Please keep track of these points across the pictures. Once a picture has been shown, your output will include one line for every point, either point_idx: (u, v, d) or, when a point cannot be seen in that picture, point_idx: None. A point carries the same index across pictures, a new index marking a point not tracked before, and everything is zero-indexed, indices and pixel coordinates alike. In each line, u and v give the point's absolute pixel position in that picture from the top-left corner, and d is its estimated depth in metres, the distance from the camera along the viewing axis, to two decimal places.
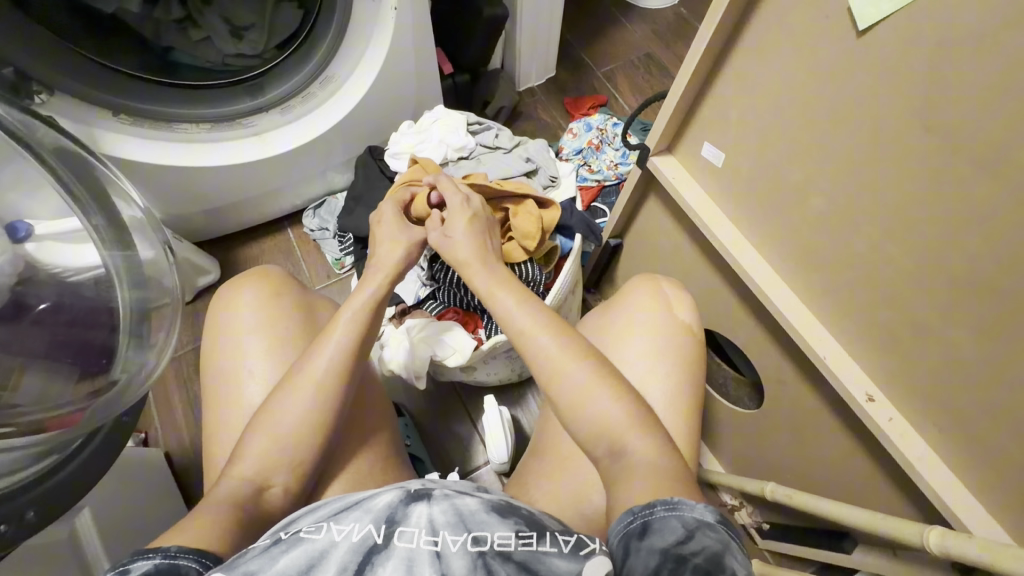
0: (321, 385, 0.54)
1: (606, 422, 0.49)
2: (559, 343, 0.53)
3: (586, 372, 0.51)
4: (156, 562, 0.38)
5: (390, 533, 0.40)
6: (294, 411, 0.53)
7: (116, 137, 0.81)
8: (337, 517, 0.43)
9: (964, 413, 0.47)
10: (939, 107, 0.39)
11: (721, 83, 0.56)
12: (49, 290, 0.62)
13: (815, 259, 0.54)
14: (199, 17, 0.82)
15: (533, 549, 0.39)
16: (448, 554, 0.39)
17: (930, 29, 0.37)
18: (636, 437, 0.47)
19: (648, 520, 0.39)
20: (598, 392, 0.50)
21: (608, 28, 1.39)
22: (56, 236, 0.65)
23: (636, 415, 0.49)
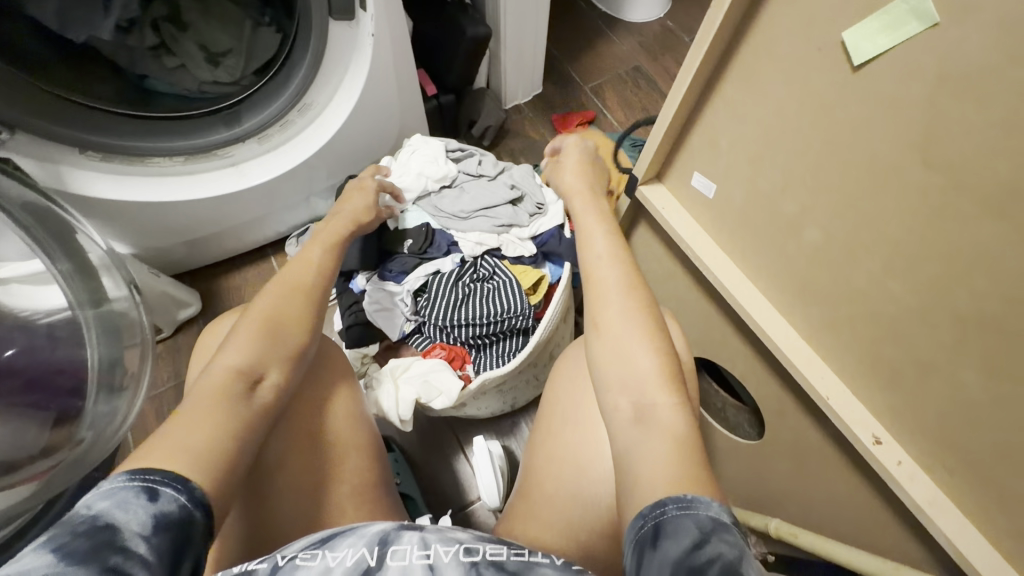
0: (268, 324, 0.50)
1: (632, 364, 0.46)
2: (603, 272, 0.52)
3: (619, 303, 0.50)
4: (181, 501, 0.35)
5: (383, 554, 0.38)
6: (272, 337, 0.50)
7: (85, 172, 0.79)
8: (330, 542, 0.40)
9: (977, 459, 0.44)
10: (942, 145, 0.36)
11: (710, 111, 0.53)
12: (19, 336, 0.61)
13: (814, 294, 0.52)
14: (174, 44, 0.81)
15: (525, 559, 0.38)
16: (441, 566, 0.37)
17: (935, 64, 0.35)
18: (659, 392, 0.44)
19: (660, 522, 0.34)
20: (624, 326, 0.48)
21: (595, 41, 1.38)
22: (25, 278, 0.62)
23: (667, 368, 0.46)
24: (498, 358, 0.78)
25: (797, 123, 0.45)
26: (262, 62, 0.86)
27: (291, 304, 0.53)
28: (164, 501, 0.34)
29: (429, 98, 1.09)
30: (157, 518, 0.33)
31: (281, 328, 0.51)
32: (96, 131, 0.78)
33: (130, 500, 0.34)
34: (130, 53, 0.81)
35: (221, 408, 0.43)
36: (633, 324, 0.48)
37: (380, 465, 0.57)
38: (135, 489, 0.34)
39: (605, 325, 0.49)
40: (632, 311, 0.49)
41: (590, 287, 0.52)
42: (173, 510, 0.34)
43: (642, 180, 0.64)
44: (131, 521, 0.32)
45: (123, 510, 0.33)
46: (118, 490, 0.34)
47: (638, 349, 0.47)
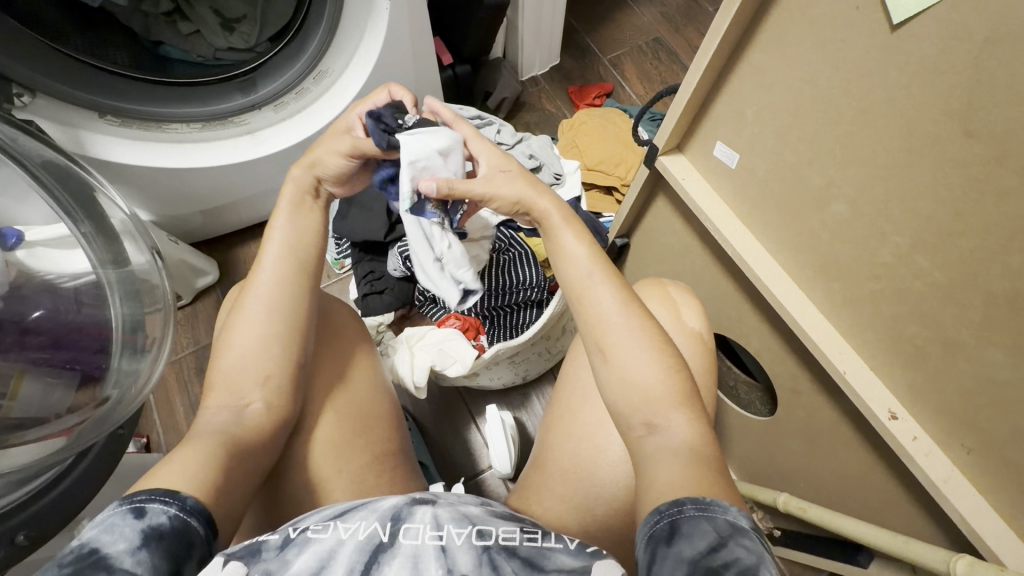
0: (274, 332, 0.51)
1: (643, 384, 0.46)
2: (598, 294, 0.50)
3: (621, 325, 0.48)
4: (172, 512, 0.38)
5: (396, 531, 0.39)
6: (256, 358, 0.51)
7: (103, 138, 0.78)
8: (343, 516, 0.42)
9: (998, 439, 0.44)
10: (984, 114, 0.35)
11: (736, 77, 0.52)
12: (45, 299, 0.61)
13: (834, 265, 0.51)
14: (188, 9, 0.81)
15: (538, 545, 0.39)
16: (453, 548, 0.38)
17: (981, 23, 0.33)
18: (672, 410, 0.44)
19: (676, 521, 0.35)
20: (631, 350, 0.47)
21: (615, 10, 1.34)
22: (50, 241, 0.64)
23: (677, 382, 0.46)
24: (511, 330, 0.79)
25: (830, 89, 0.44)
26: (277, 27, 0.86)
27: (290, 304, 0.53)
28: (152, 517, 0.36)
29: (445, 68, 1.08)
30: (145, 533, 0.35)
31: (264, 344, 0.51)
32: (114, 96, 0.79)
33: (117, 522, 0.36)
34: (146, 20, 0.81)
35: (219, 441, 0.45)
36: (636, 343, 0.47)
37: (398, 438, 0.59)
38: (122, 512, 0.36)
39: (611, 350, 0.48)
40: (636, 331, 0.48)
41: (586, 310, 0.50)
42: (163, 523, 0.36)
43: (662, 150, 0.62)
44: (117, 541, 0.34)
45: (109, 533, 0.35)
46: (107, 516, 0.36)
47: (642, 367, 0.46)
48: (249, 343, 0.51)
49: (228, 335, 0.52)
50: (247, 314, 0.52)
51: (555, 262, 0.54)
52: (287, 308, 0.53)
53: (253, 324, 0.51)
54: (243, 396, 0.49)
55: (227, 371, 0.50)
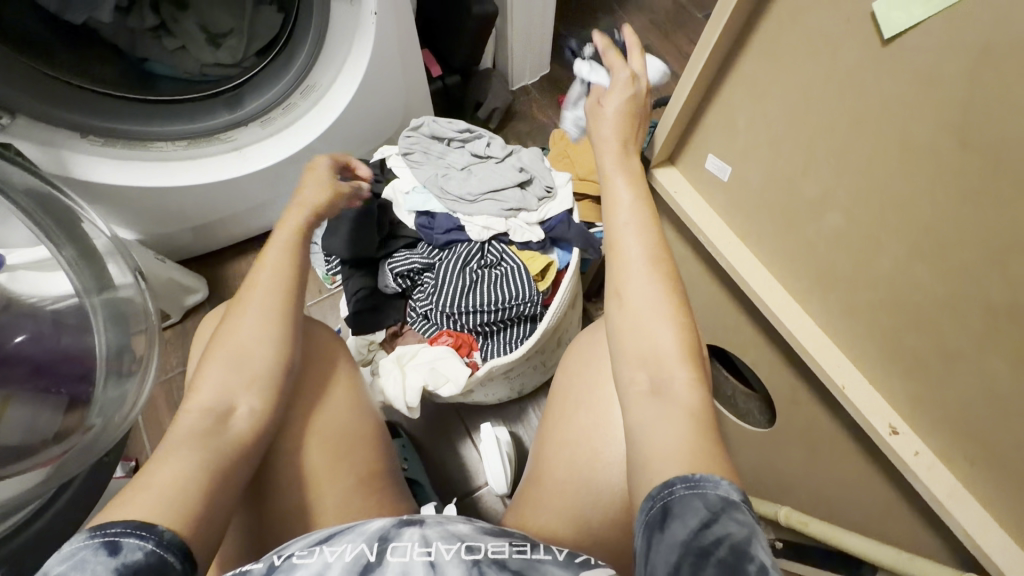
0: (265, 329, 0.51)
1: (655, 344, 0.45)
2: (629, 243, 0.49)
3: (641, 280, 0.47)
4: (147, 549, 0.36)
5: (383, 550, 0.38)
6: (249, 352, 0.50)
7: (84, 159, 0.76)
8: (331, 540, 0.40)
9: (1000, 452, 0.43)
10: (979, 126, 0.34)
11: (726, 88, 0.51)
12: (27, 324, 0.59)
13: (830, 277, 0.50)
14: (174, 24, 0.80)
15: (527, 557, 0.38)
16: (442, 563, 0.37)
17: (976, 34, 0.32)
18: (679, 367, 0.43)
19: (668, 503, 0.34)
20: (651, 305, 0.46)
21: (604, 19, 1.33)
22: (33, 263, 0.62)
23: (687, 346, 0.44)
24: (506, 345, 0.78)
25: (822, 101, 0.43)
26: (264, 42, 0.84)
27: (276, 303, 0.53)
28: (126, 553, 0.35)
29: (435, 79, 1.09)
30: (120, 571, 0.33)
31: (251, 349, 0.50)
32: (99, 117, 0.78)
33: (89, 558, 0.34)
34: (132, 36, 0.80)
35: (199, 447, 0.44)
36: (651, 303, 0.46)
37: (385, 452, 0.58)
38: (95, 546, 0.35)
39: (628, 294, 0.47)
40: (660, 289, 0.47)
41: (614, 261, 0.50)
42: (139, 558, 0.35)
43: (654, 162, 0.62)
44: None
45: (81, 569, 0.33)
46: (79, 550, 0.34)
47: (654, 330, 0.45)
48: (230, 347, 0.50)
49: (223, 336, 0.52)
50: (239, 321, 0.52)
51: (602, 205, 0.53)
52: (275, 312, 0.52)
53: (238, 329, 0.51)
54: (232, 396, 0.48)
55: (210, 378, 0.49)
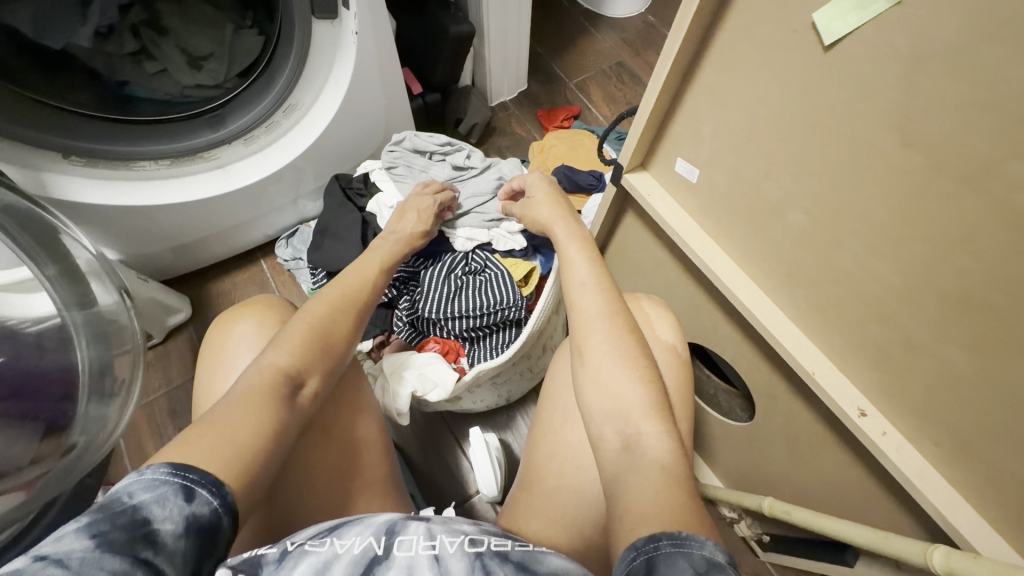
0: (326, 328, 0.54)
1: (619, 399, 0.48)
2: (587, 302, 0.54)
3: (603, 338, 0.51)
4: (215, 506, 0.37)
5: (391, 544, 0.39)
6: (318, 340, 0.52)
7: (68, 179, 0.78)
8: (338, 531, 0.41)
9: (961, 430, 0.45)
10: (911, 121, 0.37)
11: (690, 96, 0.54)
12: (6, 346, 0.60)
13: (795, 270, 0.53)
14: (154, 48, 0.81)
15: (529, 550, 0.39)
16: (446, 556, 0.38)
17: (903, 38, 0.35)
18: (644, 419, 0.46)
19: (653, 558, 0.34)
20: (609, 360, 0.50)
21: (578, 37, 1.39)
22: (18, 283, 0.66)
23: (651, 397, 0.47)
24: (492, 350, 0.79)
25: (775, 103, 0.46)
26: (245, 65, 0.86)
27: (340, 310, 0.57)
28: (197, 505, 0.37)
29: (415, 97, 1.11)
30: (188, 520, 0.36)
31: (328, 332, 0.54)
32: (80, 138, 0.78)
33: (168, 497, 0.36)
34: (109, 59, 0.80)
35: (267, 406, 0.45)
36: (616, 360, 0.50)
37: (388, 457, 0.58)
38: (175, 486, 0.37)
39: (588, 352, 0.51)
40: (616, 345, 0.51)
41: (575, 315, 0.55)
42: (205, 513, 0.37)
43: (627, 168, 0.65)
44: (166, 520, 0.35)
45: (160, 507, 0.35)
46: (162, 481, 0.37)
47: (623, 386, 0.48)
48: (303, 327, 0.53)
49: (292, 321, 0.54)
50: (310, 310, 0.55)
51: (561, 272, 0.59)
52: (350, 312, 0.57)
53: (312, 316, 0.54)
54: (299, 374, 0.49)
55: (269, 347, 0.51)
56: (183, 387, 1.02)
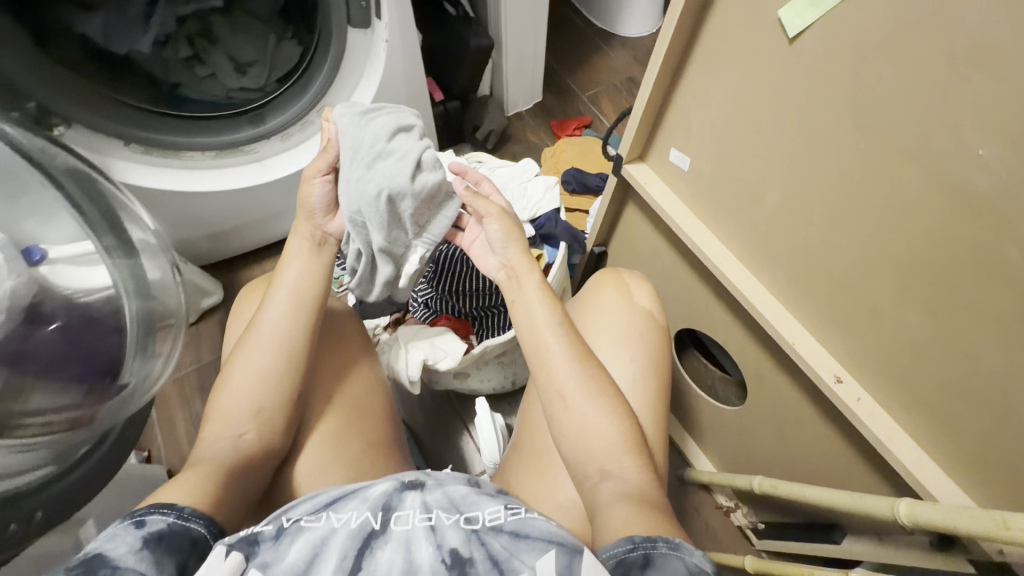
0: (264, 363, 0.57)
1: (595, 434, 0.52)
2: (557, 353, 0.55)
3: (569, 376, 0.54)
4: (171, 520, 0.42)
5: (386, 519, 0.44)
6: (254, 391, 0.56)
7: (124, 163, 0.86)
8: (335, 506, 0.45)
9: (925, 390, 0.48)
10: (863, 101, 0.42)
11: (680, 92, 0.60)
12: (61, 310, 0.67)
13: (774, 247, 0.58)
14: (205, 55, 0.91)
15: (520, 516, 0.43)
16: (442, 527, 0.43)
17: (851, 30, 0.41)
18: (622, 459, 0.51)
19: (650, 554, 0.39)
20: (585, 403, 0.53)
21: (591, 54, 1.48)
22: (66, 258, 0.69)
23: (626, 435, 0.52)
24: (499, 329, 0.84)
25: (751, 93, 0.51)
26: (285, 70, 0.96)
27: (286, 340, 0.58)
28: (151, 526, 0.41)
29: (437, 104, 1.20)
30: (147, 537, 0.40)
31: (255, 377, 0.56)
32: (137, 127, 0.87)
33: (119, 532, 0.40)
34: (166, 65, 0.91)
35: (219, 466, 0.51)
36: (587, 395, 0.53)
37: (391, 425, 0.65)
38: (123, 523, 0.40)
39: (569, 400, 0.54)
40: (587, 385, 0.54)
41: (546, 363, 0.56)
42: (164, 528, 0.41)
43: (626, 159, 0.71)
44: (122, 545, 0.38)
45: (111, 541, 0.39)
46: (110, 529, 0.40)
47: (596, 419, 0.53)
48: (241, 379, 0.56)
49: (229, 371, 0.57)
50: (247, 355, 0.57)
51: (524, 317, 0.59)
52: (283, 339, 0.58)
53: (256, 360, 0.57)
54: (236, 427, 0.54)
55: (223, 406, 0.55)
56: (211, 365, 1.09)
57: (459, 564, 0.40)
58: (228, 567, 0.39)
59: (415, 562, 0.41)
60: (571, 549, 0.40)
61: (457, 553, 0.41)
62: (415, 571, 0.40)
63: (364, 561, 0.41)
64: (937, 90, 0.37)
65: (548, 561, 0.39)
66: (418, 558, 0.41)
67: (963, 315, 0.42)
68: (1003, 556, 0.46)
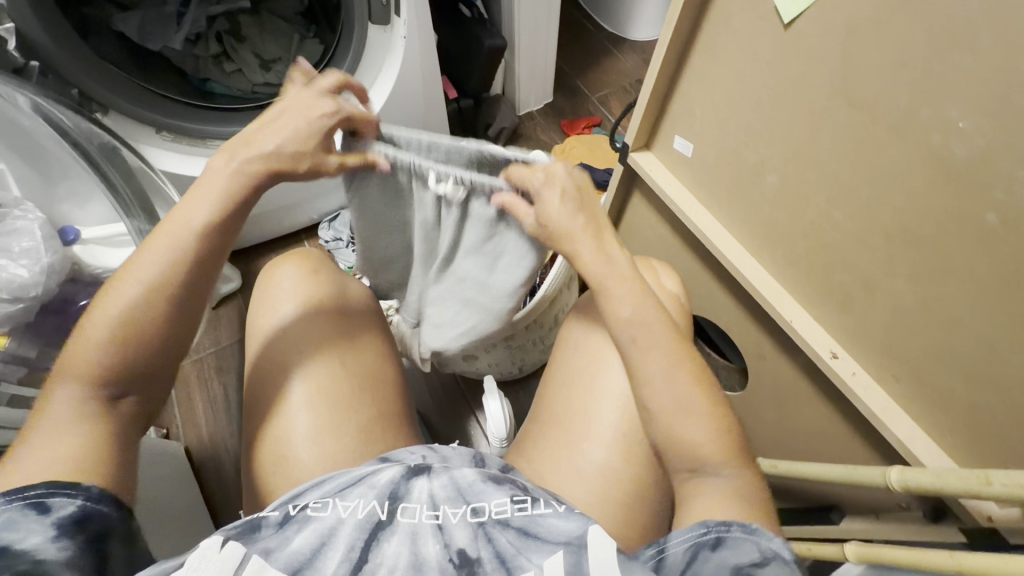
0: (166, 300, 0.44)
1: (693, 444, 0.45)
2: (651, 362, 0.47)
3: (668, 389, 0.46)
4: (79, 503, 0.36)
5: (393, 510, 0.41)
6: (133, 340, 0.42)
7: (156, 150, 0.90)
8: (342, 493, 0.42)
9: (917, 360, 0.51)
10: (856, 82, 0.45)
11: (684, 80, 0.63)
12: (88, 288, 0.77)
13: (774, 227, 0.60)
14: (233, 52, 0.97)
15: (528, 513, 0.41)
16: (449, 525, 0.41)
17: (843, 15, 0.44)
18: (723, 466, 0.44)
19: (722, 537, 0.39)
20: (684, 416, 0.45)
21: (601, 57, 1.52)
22: (96, 238, 0.78)
23: (723, 437, 0.45)
24: None
25: (752, 79, 0.54)
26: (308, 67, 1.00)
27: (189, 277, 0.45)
28: (57, 510, 0.35)
29: (451, 101, 1.26)
30: (57, 525, 0.34)
31: (140, 326, 0.43)
32: (167, 115, 0.91)
33: (18, 518, 0.34)
34: (195, 61, 0.97)
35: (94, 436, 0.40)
36: (682, 404, 0.45)
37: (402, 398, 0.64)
38: (19, 506, 0.34)
39: (662, 411, 0.46)
40: (684, 396, 0.46)
41: (639, 376, 0.47)
42: (74, 513, 0.35)
43: (633, 147, 0.73)
44: (29, 536, 0.34)
45: (12, 530, 0.33)
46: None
47: (694, 428, 0.45)
48: (110, 308, 0.42)
49: (111, 302, 0.43)
50: (134, 292, 0.43)
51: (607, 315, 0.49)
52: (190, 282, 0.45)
53: (152, 294, 0.43)
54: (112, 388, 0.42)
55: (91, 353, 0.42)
56: (229, 347, 1.13)
57: (468, 565, 0.38)
58: (222, 559, 0.36)
59: (422, 555, 0.38)
60: (579, 545, 0.38)
61: (464, 553, 0.39)
62: (422, 565, 0.38)
63: (370, 554, 0.38)
64: (923, 67, 0.40)
65: (557, 560, 0.37)
66: (424, 553, 0.38)
67: (950, 284, 0.45)
68: (993, 522, 0.50)
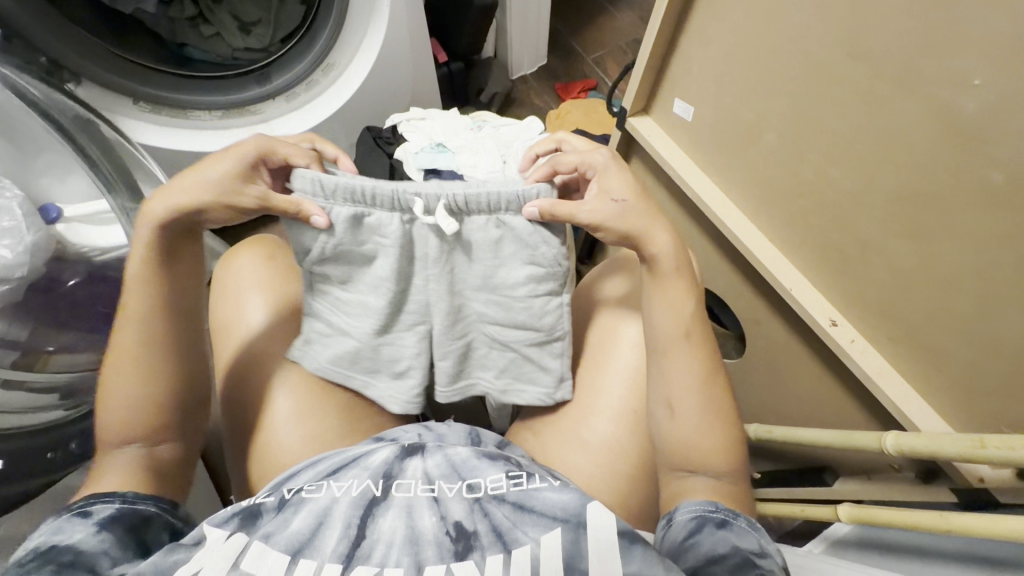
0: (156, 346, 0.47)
1: (695, 444, 0.46)
2: (680, 359, 0.48)
3: (689, 386, 0.47)
4: (116, 505, 0.41)
5: (388, 486, 0.41)
6: (145, 393, 0.46)
7: (134, 122, 0.87)
8: (336, 475, 0.42)
9: (915, 324, 0.51)
10: (862, 39, 0.43)
11: (683, 40, 0.60)
12: (78, 267, 0.75)
13: (774, 193, 0.59)
14: (210, 14, 0.92)
15: (523, 487, 0.41)
16: (445, 499, 0.41)
17: None
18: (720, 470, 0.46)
19: (728, 519, 0.41)
20: (696, 414, 0.47)
21: (597, 15, 1.45)
22: (82, 217, 0.76)
23: (724, 445, 0.47)
24: None
25: (753, 37, 0.52)
26: (289, 30, 0.95)
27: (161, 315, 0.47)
28: (98, 513, 0.40)
29: (440, 65, 1.17)
30: (99, 523, 0.39)
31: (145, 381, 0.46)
32: (147, 85, 0.88)
33: (65, 525, 0.39)
34: (172, 25, 0.92)
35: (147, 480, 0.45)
36: (698, 403, 0.47)
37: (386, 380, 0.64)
38: (68, 517, 0.39)
39: (676, 405, 0.47)
40: (704, 398, 0.47)
41: (664, 367, 0.48)
42: (112, 514, 0.40)
43: (630, 112, 0.71)
44: (74, 534, 0.38)
45: (62, 533, 0.38)
46: (51, 523, 0.39)
47: (700, 428, 0.47)
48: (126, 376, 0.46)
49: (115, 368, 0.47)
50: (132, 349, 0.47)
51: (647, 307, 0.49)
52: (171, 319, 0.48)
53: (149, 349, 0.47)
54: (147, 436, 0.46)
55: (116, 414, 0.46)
56: None
57: (464, 539, 0.38)
58: (229, 546, 0.37)
59: (418, 528, 0.38)
60: (577, 523, 0.38)
61: (461, 526, 0.39)
62: (419, 538, 0.38)
63: (367, 529, 0.38)
64: (934, 20, 0.38)
65: (554, 536, 0.37)
66: (420, 526, 0.38)
67: (954, 248, 0.44)
68: (983, 483, 0.51)
